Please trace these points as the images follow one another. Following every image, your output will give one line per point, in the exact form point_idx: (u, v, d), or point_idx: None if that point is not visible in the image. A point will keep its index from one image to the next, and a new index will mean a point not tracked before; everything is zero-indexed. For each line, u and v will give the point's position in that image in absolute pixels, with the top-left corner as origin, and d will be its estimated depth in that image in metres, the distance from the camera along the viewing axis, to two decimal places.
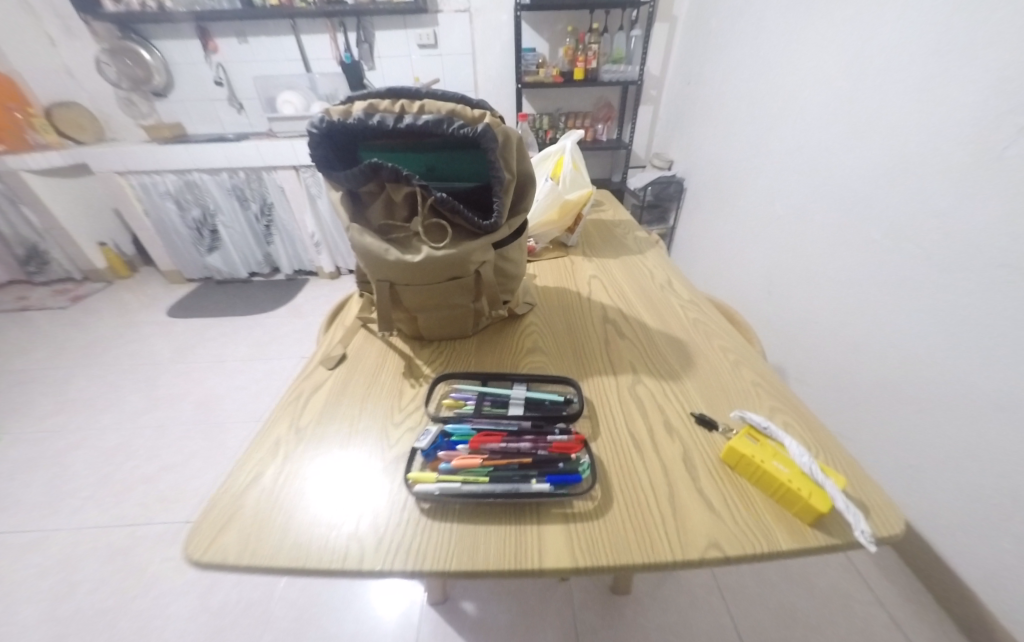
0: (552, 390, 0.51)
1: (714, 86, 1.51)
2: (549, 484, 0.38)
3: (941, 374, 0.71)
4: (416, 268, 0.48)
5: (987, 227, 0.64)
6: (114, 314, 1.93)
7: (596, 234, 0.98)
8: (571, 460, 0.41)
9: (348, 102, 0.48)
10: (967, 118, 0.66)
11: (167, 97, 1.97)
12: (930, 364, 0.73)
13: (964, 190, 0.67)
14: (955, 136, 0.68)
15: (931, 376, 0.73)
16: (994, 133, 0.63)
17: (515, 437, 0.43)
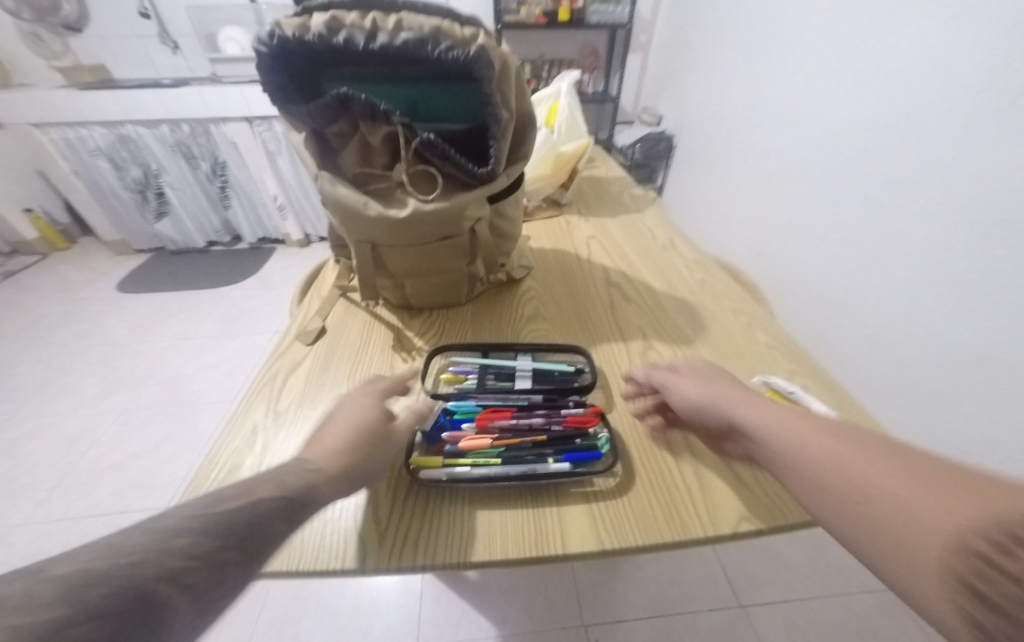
0: (560, 358, 0.47)
1: (708, 29, 1.41)
2: (568, 463, 0.35)
3: (930, 331, 0.71)
4: (402, 225, 0.41)
5: (990, 180, 0.61)
6: (54, 289, 1.73)
7: (591, 191, 0.92)
8: (588, 435, 0.38)
9: (305, 14, 0.38)
10: (979, 60, 0.62)
11: (83, 33, 1.68)
12: (918, 321, 0.73)
13: (969, 139, 0.64)
14: (967, 81, 0.64)
15: (919, 330, 0.73)
16: (1007, 77, 0.59)
17: (527, 413, 0.39)
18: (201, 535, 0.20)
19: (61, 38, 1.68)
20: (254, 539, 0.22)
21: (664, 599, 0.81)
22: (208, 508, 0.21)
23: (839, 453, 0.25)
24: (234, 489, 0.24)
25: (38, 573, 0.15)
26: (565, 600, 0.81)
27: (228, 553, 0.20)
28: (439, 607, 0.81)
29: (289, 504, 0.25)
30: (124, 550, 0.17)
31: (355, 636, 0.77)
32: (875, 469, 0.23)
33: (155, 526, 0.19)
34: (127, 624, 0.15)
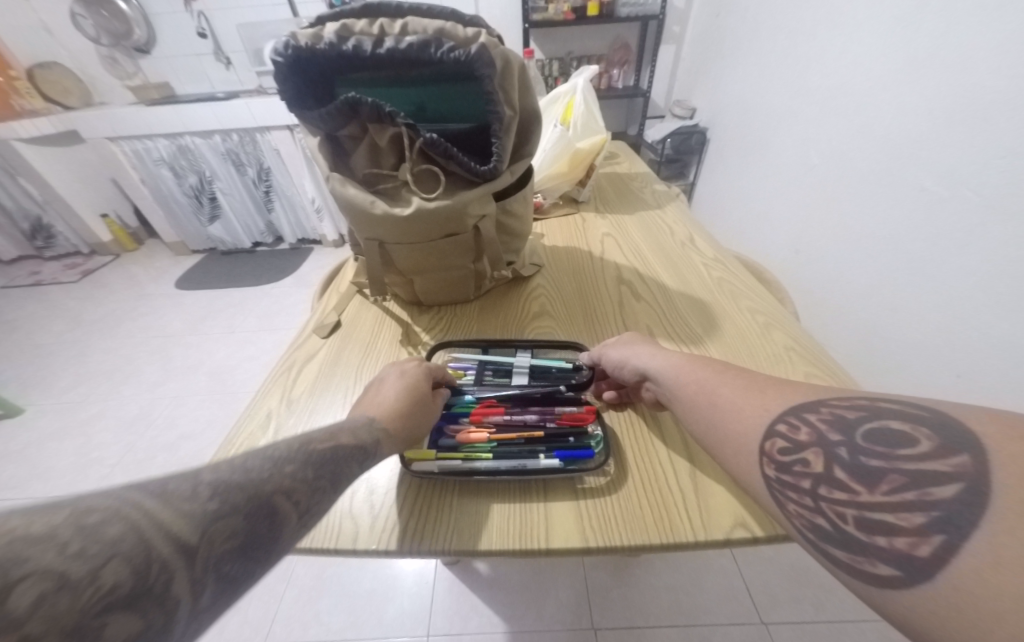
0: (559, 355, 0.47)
1: (747, 14, 1.33)
2: (557, 460, 0.35)
3: (981, 336, 0.63)
4: (406, 223, 0.43)
5: None
6: (124, 286, 1.94)
7: (611, 188, 0.90)
8: (582, 434, 0.37)
9: (318, 24, 0.41)
10: None
11: (151, 54, 1.85)
12: (971, 327, 0.64)
13: None
14: None
15: (971, 336, 0.64)
16: None
17: (520, 410, 0.39)
18: (304, 465, 0.24)
19: (132, 59, 1.87)
20: (337, 472, 0.25)
21: (678, 608, 0.78)
22: (304, 443, 0.25)
23: (705, 374, 0.32)
24: (320, 433, 0.28)
25: (196, 474, 0.19)
26: (575, 599, 0.80)
27: (321, 483, 0.24)
28: (450, 597, 0.83)
29: (362, 450, 0.29)
30: (251, 467, 0.21)
31: (371, 618, 0.81)
32: (725, 384, 0.31)
33: (270, 451, 0.23)
34: (259, 526, 0.19)
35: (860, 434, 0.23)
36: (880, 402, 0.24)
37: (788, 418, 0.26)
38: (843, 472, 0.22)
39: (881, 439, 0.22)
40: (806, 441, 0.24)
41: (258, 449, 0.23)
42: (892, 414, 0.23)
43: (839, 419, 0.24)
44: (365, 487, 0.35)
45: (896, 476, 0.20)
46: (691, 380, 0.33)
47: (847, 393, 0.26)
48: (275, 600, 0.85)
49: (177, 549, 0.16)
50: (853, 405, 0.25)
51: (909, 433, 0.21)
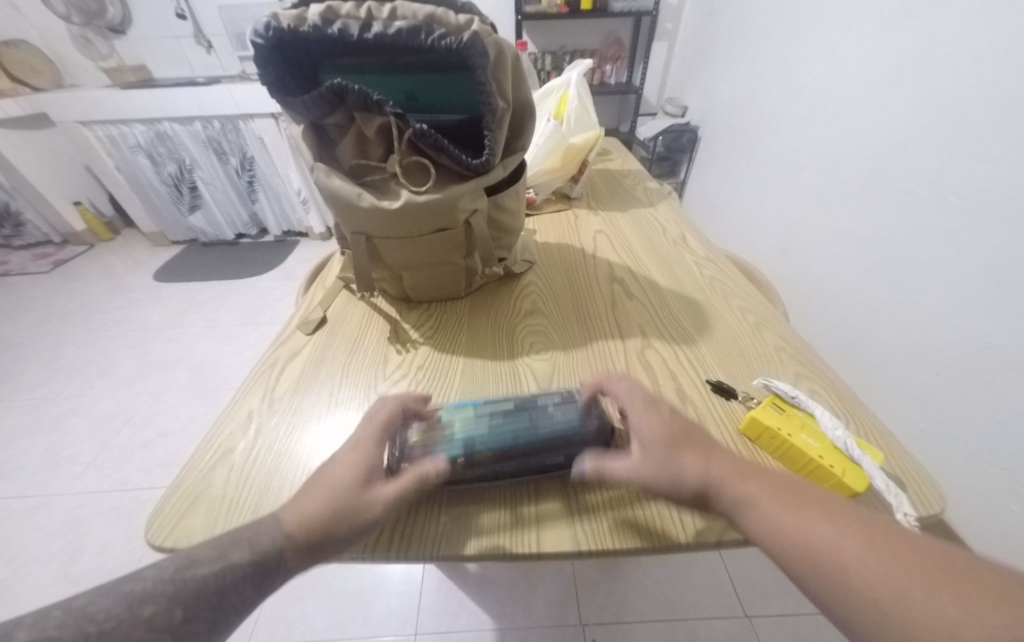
0: (566, 406, 0.35)
1: (738, 13, 1.33)
2: (563, 456, 0.33)
3: (961, 336, 0.64)
4: (394, 217, 0.41)
5: None
6: (98, 277, 1.86)
7: (603, 185, 0.89)
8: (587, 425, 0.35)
9: (302, 6, 0.39)
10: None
11: (127, 35, 1.78)
12: (950, 326, 0.66)
13: (1020, 127, 0.56)
14: (1019, 63, 0.57)
15: (952, 336, 0.66)
16: None
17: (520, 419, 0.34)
18: (170, 604, 0.23)
19: (107, 40, 1.79)
20: (221, 602, 0.25)
21: (666, 602, 0.79)
22: (186, 568, 0.25)
23: (808, 528, 0.26)
24: (214, 548, 0.26)
25: None
26: (564, 595, 0.80)
27: (190, 626, 0.24)
28: (439, 593, 0.82)
29: (260, 569, 0.26)
30: (94, 617, 0.22)
31: (357, 617, 0.80)
32: (849, 551, 0.24)
33: (133, 586, 0.23)
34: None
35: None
36: None
37: None
38: None
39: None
40: None
41: (120, 588, 0.23)
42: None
43: None
44: None
45: None
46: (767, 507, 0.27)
47: None
48: (258, 601, 0.83)
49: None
50: None
51: None
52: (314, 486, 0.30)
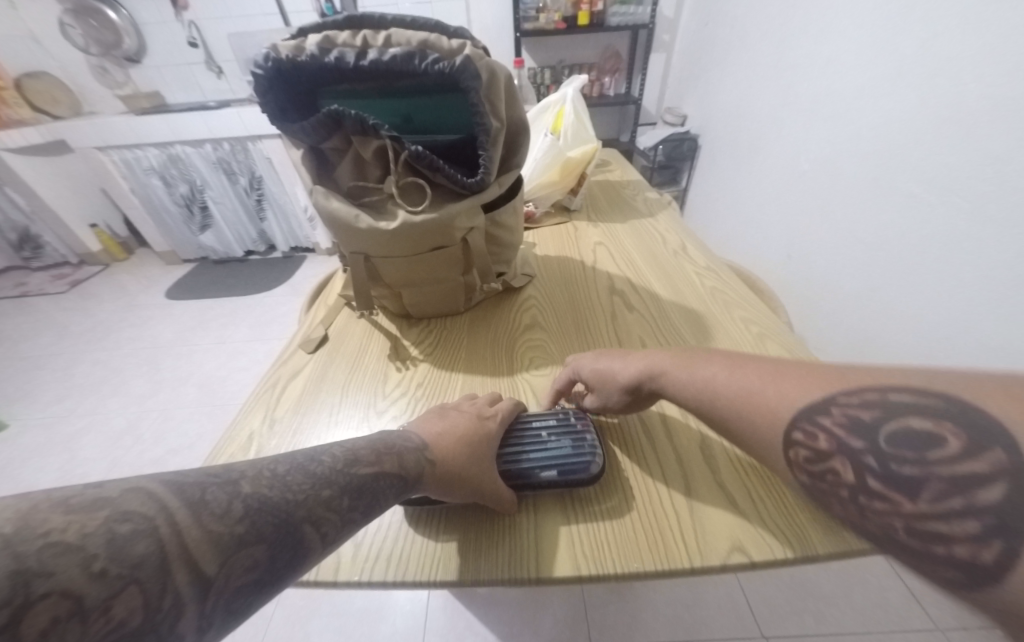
0: (561, 436, 0.37)
1: (734, 23, 1.34)
2: (556, 470, 0.34)
3: (975, 342, 0.62)
4: (392, 237, 0.42)
5: None
6: (113, 296, 1.91)
7: (603, 196, 0.90)
8: (580, 442, 0.36)
9: (301, 36, 0.40)
10: None
11: (141, 63, 1.85)
12: (962, 331, 0.64)
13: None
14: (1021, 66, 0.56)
15: (968, 343, 0.64)
16: None
17: (516, 445, 0.37)
18: (341, 492, 0.25)
19: (123, 69, 1.87)
20: (372, 500, 0.27)
21: (678, 624, 0.76)
22: (349, 466, 0.27)
23: (701, 374, 0.32)
24: (367, 453, 0.29)
25: (236, 486, 0.21)
26: (573, 615, 0.79)
27: (353, 514, 0.25)
28: (445, 615, 0.81)
29: (402, 481, 0.29)
30: (292, 485, 0.23)
31: (363, 639, 0.79)
32: (724, 380, 0.30)
33: (316, 469, 0.25)
34: (280, 555, 0.20)
35: (882, 436, 0.22)
36: (889, 395, 0.23)
37: (805, 422, 0.25)
38: (877, 481, 0.22)
39: (905, 442, 0.21)
40: (827, 450, 0.24)
41: (301, 465, 0.25)
42: (907, 410, 0.22)
43: (856, 423, 0.23)
44: None
45: (937, 483, 0.20)
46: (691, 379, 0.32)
47: (858, 381, 0.25)
48: (264, 624, 0.82)
49: (195, 579, 0.17)
50: (861, 400, 0.24)
51: (933, 433, 0.21)
52: (446, 433, 0.35)
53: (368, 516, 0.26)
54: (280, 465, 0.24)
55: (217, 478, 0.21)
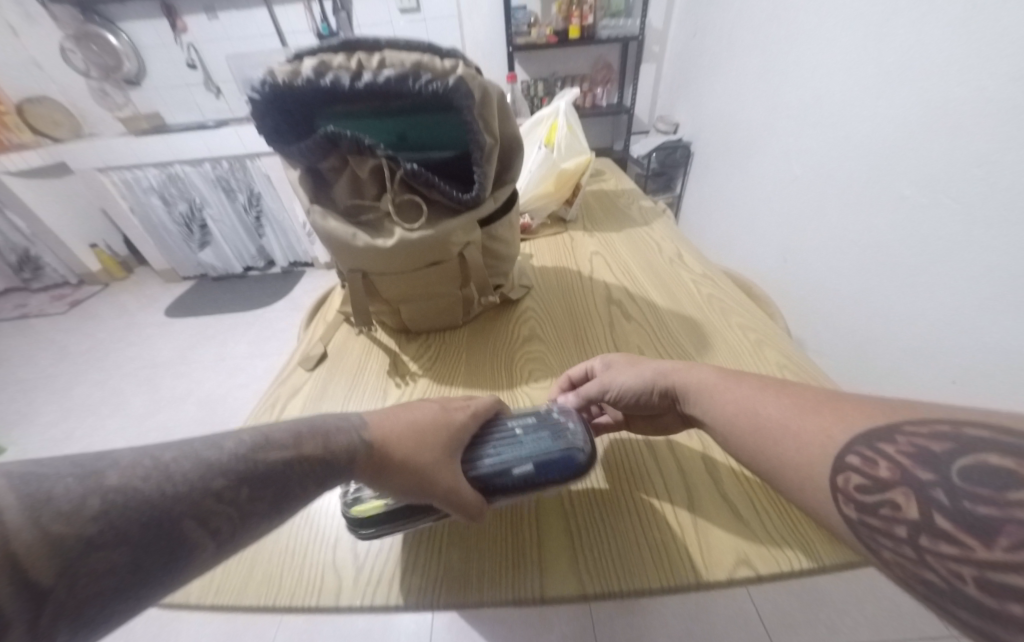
0: (538, 430, 0.34)
1: (722, 33, 1.37)
2: (531, 464, 0.32)
3: (974, 343, 0.63)
4: (389, 254, 0.42)
5: None
6: (113, 315, 1.91)
7: (598, 205, 0.91)
8: (558, 436, 0.34)
9: (297, 61, 0.41)
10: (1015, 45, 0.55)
11: (141, 85, 1.89)
12: (961, 332, 0.64)
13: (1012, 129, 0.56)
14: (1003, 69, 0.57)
15: (964, 346, 0.64)
16: None
17: (482, 444, 0.34)
18: (238, 482, 0.22)
19: (123, 91, 1.90)
20: (282, 489, 0.24)
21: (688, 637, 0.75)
22: (256, 451, 0.23)
23: (740, 393, 0.31)
24: (284, 433, 0.25)
25: (98, 478, 0.18)
26: (580, 631, 0.77)
27: (257, 504, 0.22)
28: (451, 634, 0.79)
29: (327, 466, 0.26)
30: (174, 476, 0.20)
31: None
32: (769, 402, 0.29)
33: (211, 453, 0.22)
34: (147, 555, 0.18)
35: (953, 471, 0.20)
36: (964, 428, 0.20)
37: (858, 449, 0.23)
38: (944, 520, 0.19)
39: (980, 477, 0.18)
40: (887, 479, 0.21)
41: (194, 452, 0.21)
42: (986, 446, 0.19)
43: (922, 453, 0.21)
44: (350, 534, 0.34)
45: (1015, 529, 0.17)
46: (724, 393, 0.31)
47: (922, 415, 0.22)
48: None
49: (24, 588, 0.15)
50: (932, 432, 0.21)
51: (1016, 470, 0.18)
52: (396, 422, 0.32)
53: (278, 505, 0.23)
54: (167, 452, 0.21)
55: (77, 469, 0.18)
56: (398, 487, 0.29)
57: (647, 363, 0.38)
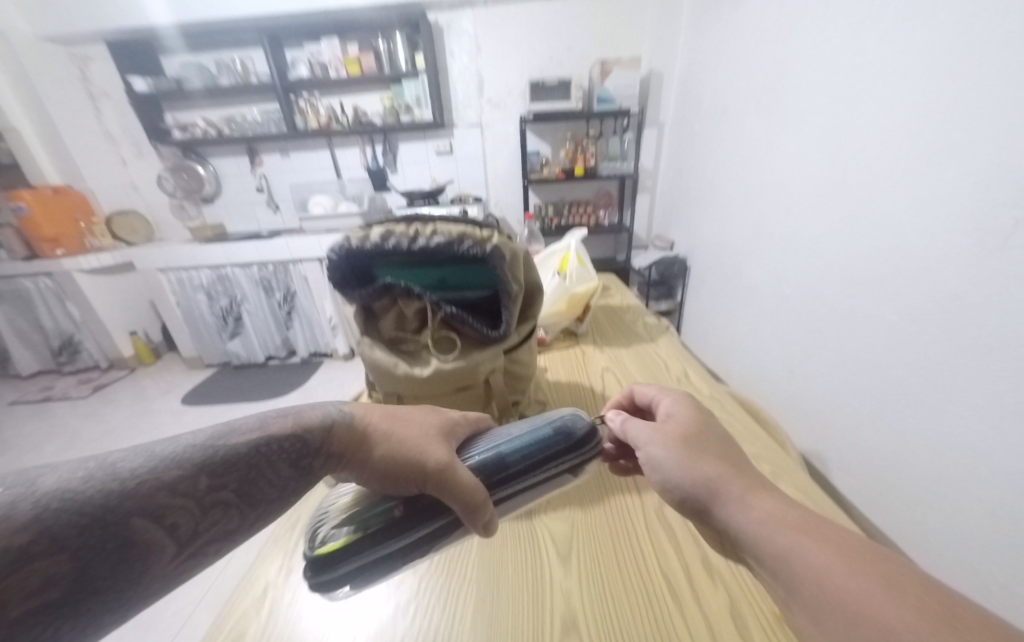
0: (519, 426, 0.37)
1: (704, 178, 1.65)
2: (518, 451, 0.34)
3: (1004, 474, 0.63)
4: (424, 381, 0.48)
5: (1007, 314, 0.62)
6: (131, 401, 1.95)
7: (606, 320, 0.99)
8: (537, 424, 0.36)
9: (367, 228, 0.52)
10: (957, 210, 0.68)
11: (214, 203, 2.23)
12: (990, 459, 0.65)
13: (980, 272, 0.66)
14: (953, 226, 0.69)
15: (996, 473, 0.64)
16: (989, 217, 0.64)
17: (463, 447, 0.36)
18: (196, 472, 0.25)
19: (197, 206, 2.24)
20: (244, 478, 0.27)
21: None
22: (212, 444, 0.27)
23: (844, 575, 0.23)
24: (249, 421, 0.30)
25: (35, 485, 0.21)
26: None
27: (219, 495, 0.26)
28: None
29: (298, 444, 0.31)
30: (121, 474, 0.23)
31: None
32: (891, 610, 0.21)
33: (161, 450, 0.25)
34: (103, 558, 0.21)
35: None
36: None
37: None
38: None
39: None
40: None
41: (146, 449, 0.25)
42: None
43: None
44: None
45: None
46: (774, 528, 0.28)
47: None
48: None
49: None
50: None
51: None
52: (377, 411, 0.36)
53: (241, 494, 0.27)
54: (116, 452, 0.24)
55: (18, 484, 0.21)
56: (377, 458, 0.33)
57: (700, 454, 0.35)
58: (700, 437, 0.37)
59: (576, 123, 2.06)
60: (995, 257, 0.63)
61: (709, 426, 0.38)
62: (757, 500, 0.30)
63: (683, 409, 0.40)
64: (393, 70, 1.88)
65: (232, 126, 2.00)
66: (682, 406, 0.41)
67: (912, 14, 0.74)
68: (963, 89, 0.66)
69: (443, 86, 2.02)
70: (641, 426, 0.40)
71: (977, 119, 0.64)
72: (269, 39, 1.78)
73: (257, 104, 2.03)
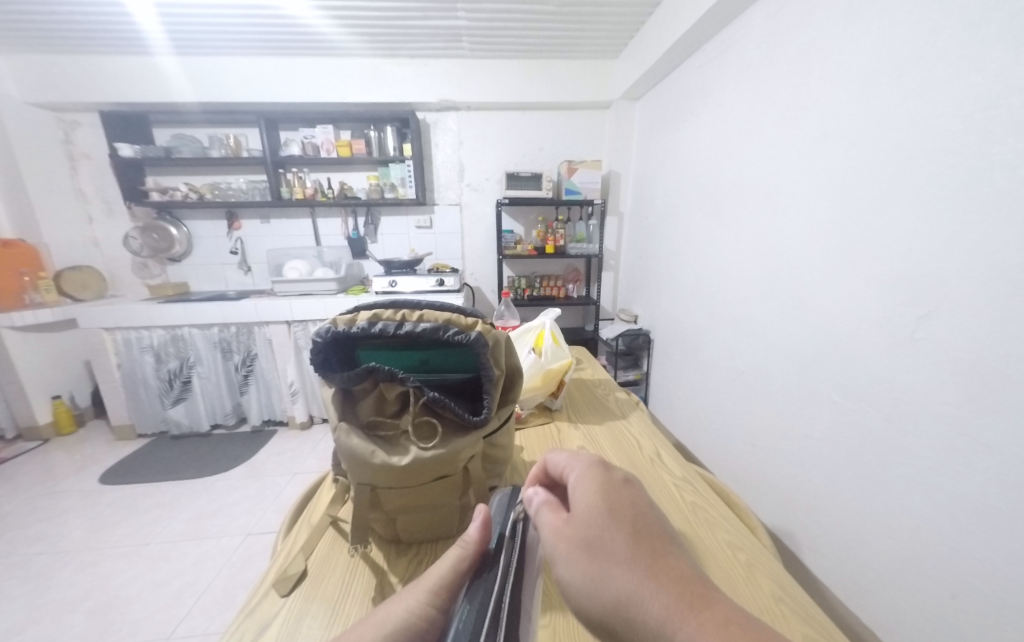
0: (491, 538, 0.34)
1: (661, 261, 1.83)
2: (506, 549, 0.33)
3: (960, 553, 0.67)
4: (402, 470, 0.46)
5: (930, 395, 0.71)
6: (34, 480, 1.66)
7: (579, 395, 1.02)
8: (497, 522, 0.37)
9: (354, 312, 0.54)
10: (871, 304, 0.81)
11: (181, 262, 2.20)
12: (945, 536, 0.69)
13: (899, 357, 0.76)
14: (871, 317, 0.81)
15: (953, 551, 0.68)
16: (897, 311, 0.76)
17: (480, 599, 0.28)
18: None
19: (161, 266, 2.22)
20: None
21: None
22: None
23: None
24: None
25: None
26: None
27: None
28: None
29: None
30: None
31: None
32: None
33: None
34: None
35: None
36: None
37: None
38: None
39: None
40: None
41: None
42: None
43: None
44: None
45: None
46: None
47: None
48: None
49: None
50: None
51: None
52: None
53: None
54: None
55: None
56: None
57: (613, 569, 0.30)
58: (608, 542, 0.32)
59: (546, 208, 2.28)
60: (905, 348, 0.75)
61: (616, 516, 0.33)
62: (681, 638, 0.26)
63: (587, 493, 0.35)
64: (382, 155, 2.06)
65: (215, 192, 2.05)
66: (584, 488, 0.36)
67: (813, 155, 0.95)
68: (857, 214, 0.84)
69: (427, 170, 2.22)
70: (549, 525, 0.35)
71: (875, 234, 0.80)
72: (266, 122, 1.93)
73: (244, 175, 2.12)
